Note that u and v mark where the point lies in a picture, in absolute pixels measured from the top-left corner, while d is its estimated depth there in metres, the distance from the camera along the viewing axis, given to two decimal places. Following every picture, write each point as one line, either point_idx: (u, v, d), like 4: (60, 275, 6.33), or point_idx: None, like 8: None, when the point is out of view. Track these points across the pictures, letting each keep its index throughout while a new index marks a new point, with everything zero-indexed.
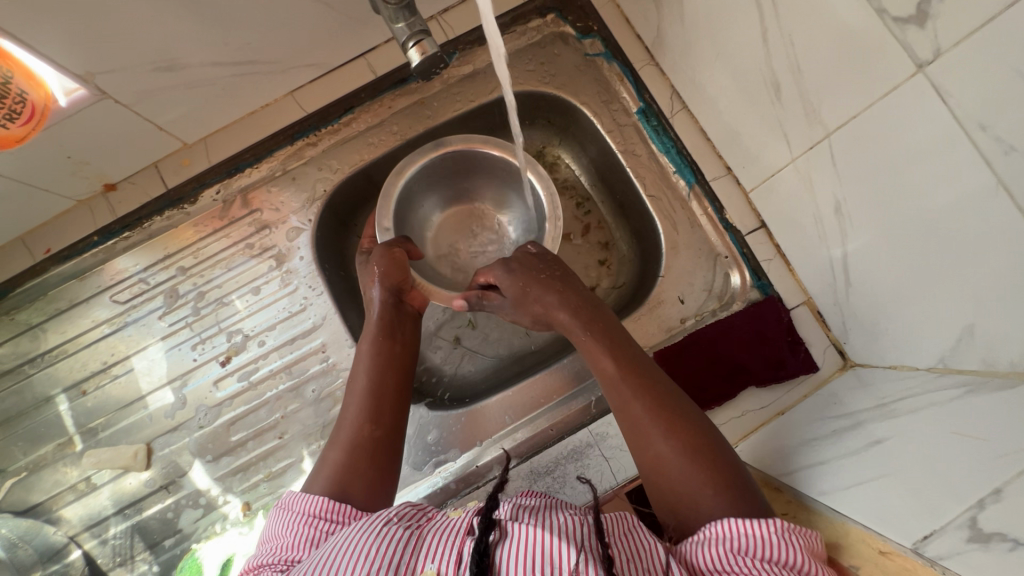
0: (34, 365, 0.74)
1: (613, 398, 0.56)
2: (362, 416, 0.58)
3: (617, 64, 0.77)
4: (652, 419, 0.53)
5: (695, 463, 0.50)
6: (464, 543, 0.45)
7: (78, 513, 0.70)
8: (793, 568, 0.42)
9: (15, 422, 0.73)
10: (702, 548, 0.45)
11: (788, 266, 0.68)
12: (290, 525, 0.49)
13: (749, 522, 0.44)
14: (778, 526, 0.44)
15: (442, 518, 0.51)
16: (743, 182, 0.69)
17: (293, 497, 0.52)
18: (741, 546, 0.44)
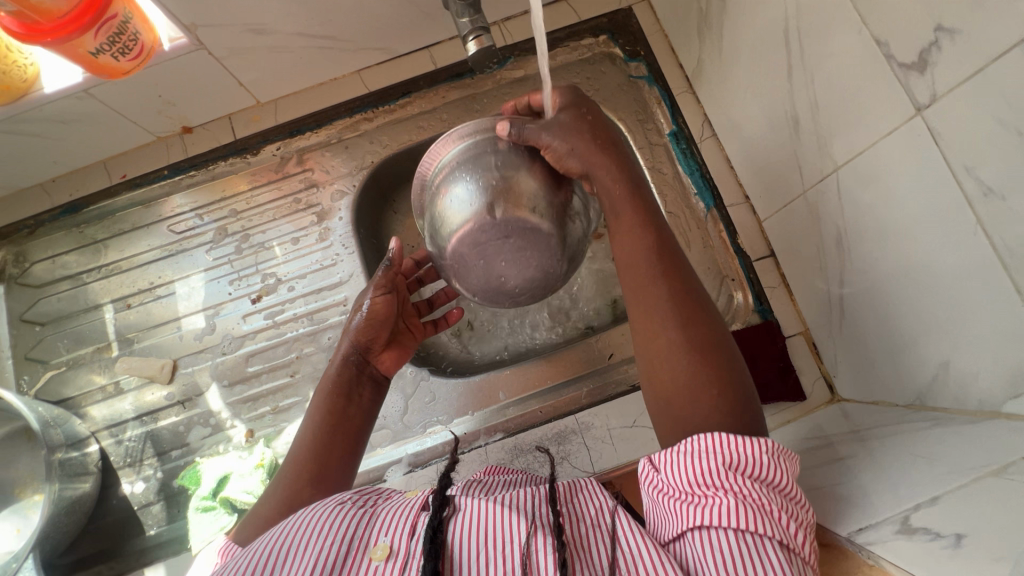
0: (90, 275, 0.82)
1: (637, 282, 0.52)
2: (303, 473, 0.55)
3: (657, 88, 0.83)
4: (679, 312, 0.50)
5: (704, 362, 0.47)
6: (418, 519, 0.47)
7: (102, 412, 0.77)
8: (774, 486, 0.42)
9: (62, 322, 0.81)
10: (688, 460, 0.43)
11: (790, 296, 0.72)
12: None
13: (751, 442, 0.42)
14: (770, 446, 0.43)
15: (398, 497, 0.52)
16: (758, 211, 0.74)
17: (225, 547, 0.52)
18: (731, 460, 0.42)
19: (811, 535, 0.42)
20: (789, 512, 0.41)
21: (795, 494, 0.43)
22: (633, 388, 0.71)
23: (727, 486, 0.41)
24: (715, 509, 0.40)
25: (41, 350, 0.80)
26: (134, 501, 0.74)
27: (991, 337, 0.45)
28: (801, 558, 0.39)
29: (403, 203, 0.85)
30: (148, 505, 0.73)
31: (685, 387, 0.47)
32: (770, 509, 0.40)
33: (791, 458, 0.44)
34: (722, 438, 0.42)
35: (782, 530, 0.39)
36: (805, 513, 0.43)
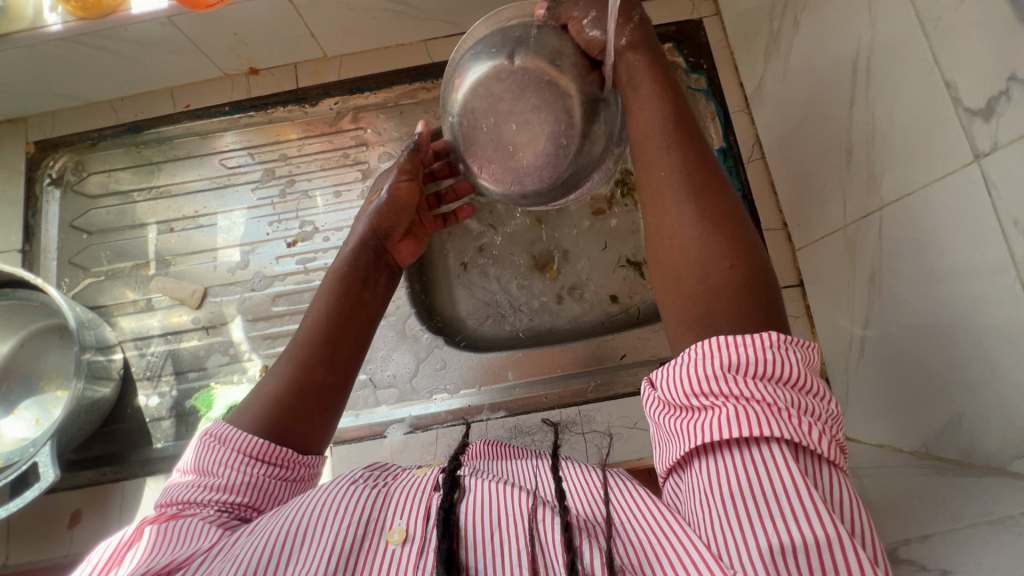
0: (141, 195, 0.85)
1: (654, 160, 0.51)
2: (312, 353, 0.57)
3: (714, 103, 0.83)
4: (695, 189, 0.49)
5: (717, 237, 0.46)
6: (431, 502, 0.48)
7: (131, 325, 0.80)
8: (787, 383, 0.40)
9: (108, 234, 0.84)
10: (687, 369, 0.42)
11: (811, 328, 0.72)
12: (224, 463, 0.52)
13: (749, 342, 0.41)
14: (775, 339, 0.41)
15: (407, 475, 0.53)
16: (794, 239, 0.74)
17: (224, 426, 0.53)
18: (734, 362, 0.41)
19: (830, 428, 0.41)
20: (800, 407, 0.40)
21: (812, 387, 0.41)
22: (640, 391, 0.72)
23: (733, 394, 0.40)
24: (719, 423, 0.40)
25: (84, 257, 0.83)
26: (147, 413, 0.77)
27: (1010, 395, 0.45)
28: (812, 458, 0.39)
29: None
30: (159, 420, 0.77)
31: (695, 264, 0.46)
32: (778, 410, 0.39)
33: (802, 347, 0.43)
34: (719, 341, 0.42)
35: (793, 428, 0.38)
36: (822, 405, 0.41)
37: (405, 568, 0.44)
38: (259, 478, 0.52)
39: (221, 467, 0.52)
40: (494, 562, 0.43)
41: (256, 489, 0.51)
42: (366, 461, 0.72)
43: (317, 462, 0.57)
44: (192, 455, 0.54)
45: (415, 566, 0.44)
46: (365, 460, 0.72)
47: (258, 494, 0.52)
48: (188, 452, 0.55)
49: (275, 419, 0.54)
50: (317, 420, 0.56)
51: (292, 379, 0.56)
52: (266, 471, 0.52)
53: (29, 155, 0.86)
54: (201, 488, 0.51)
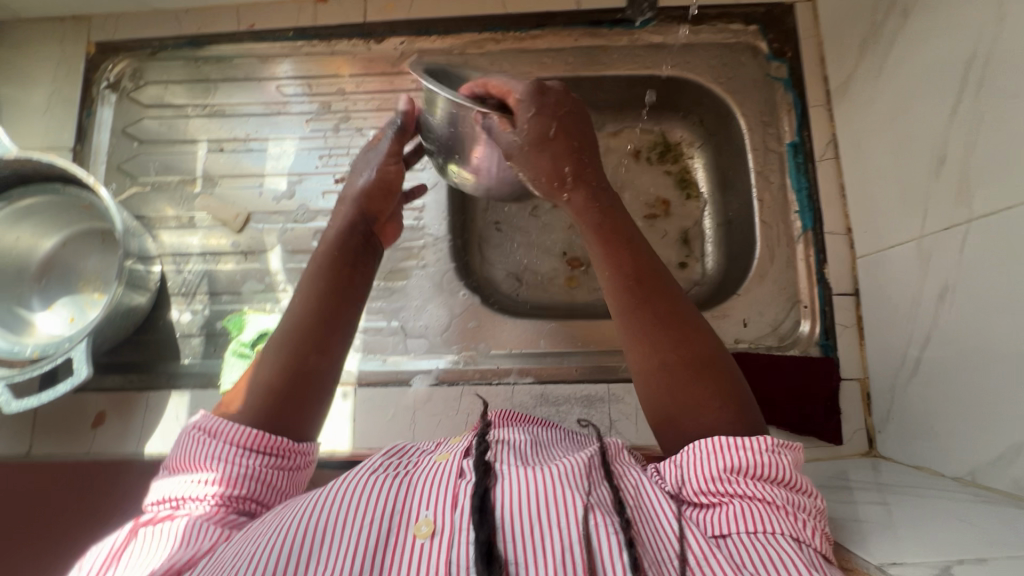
0: (195, 111, 0.84)
1: (628, 293, 0.55)
2: (299, 340, 0.57)
3: (792, 95, 0.79)
4: (668, 315, 0.54)
5: (700, 374, 0.51)
6: (460, 488, 0.46)
7: (172, 240, 0.80)
8: (781, 483, 0.46)
9: (158, 146, 0.83)
10: (693, 469, 0.47)
11: (860, 340, 0.70)
12: (216, 456, 0.51)
13: (748, 446, 0.46)
14: (770, 444, 0.47)
15: (428, 462, 0.52)
16: (857, 247, 0.71)
17: (211, 420, 0.52)
18: (736, 466, 0.46)
19: (818, 522, 0.46)
20: (793, 504, 0.45)
21: (801, 484, 0.47)
22: None
23: (737, 490, 0.45)
24: (732, 515, 0.44)
25: (133, 165, 0.83)
26: (178, 328, 0.77)
27: None
28: (814, 551, 0.43)
29: None
30: (190, 337, 0.77)
31: (690, 404, 0.51)
32: (779, 509, 0.44)
33: (790, 447, 0.49)
34: (721, 442, 0.47)
35: (792, 526, 0.44)
36: (810, 500, 0.47)
37: (435, 562, 0.42)
38: (256, 469, 0.51)
39: (213, 461, 0.50)
40: (536, 557, 0.42)
41: (253, 479, 0.51)
42: (387, 406, 0.71)
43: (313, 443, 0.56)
44: (179, 452, 0.53)
45: (447, 559, 0.42)
46: (387, 405, 0.71)
47: (258, 484, 0.51)
48: (177, 450, 0.54)
49: (260, 411, 0.53)
50: (312, 403, 0.56)
51: (272, 373, 0.55)
52: (261, 461, 0.51)
53: (89, 56, 0.85)
54: (196, 482, 0.50)
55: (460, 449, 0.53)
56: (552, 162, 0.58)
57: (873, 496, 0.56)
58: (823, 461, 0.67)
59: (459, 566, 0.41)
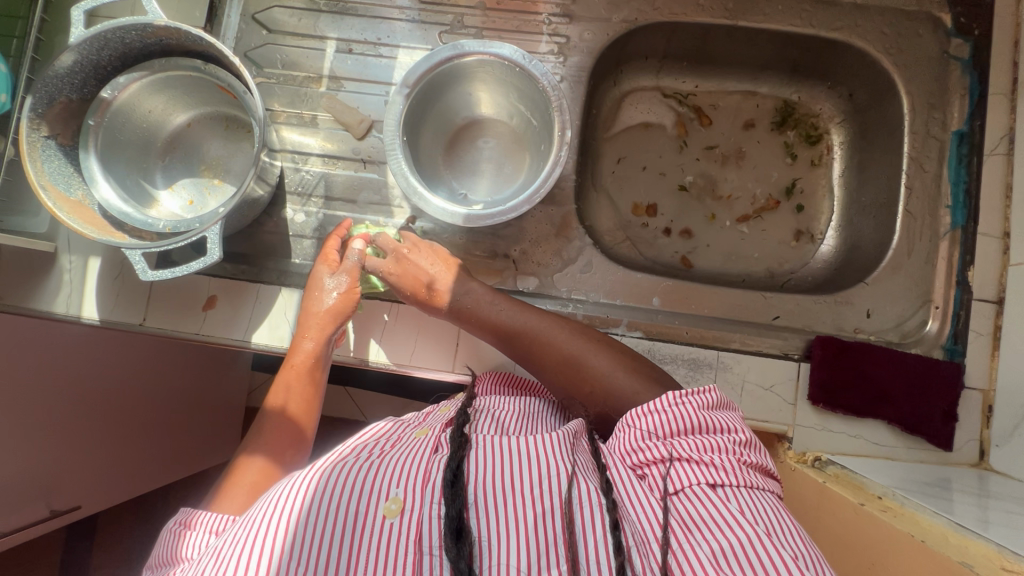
0: (326, 5, 0.81)
1: (545, 356, 0.64)
2: (279, 437, 0.62)
3: (970, 78, 0.72)
4: (577, 360, 0.63)
5: (577, 376, 0.63)
6: (430, 463, 0.49)
7: (293, 137, 0.79)
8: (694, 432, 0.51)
9: (284, 37, 0.80)
10: (622, 446, 0.52)
11: (993, 350, 0.66)
12: (196, 546, 0.50)
13: (649, 413, 0.53)
14: (671, 400, 0.53)
15: (407, 440, 0.54)
16: (1013, 253, 0.66)
17: (192, 510, 0.53)
18: (648, 430, 0.52)
19: (740, 455, 0.50)
20: (708, 446, 0.50)
21: (716, 425, 0.52)
22: (785, 356, 0.69)
23: (659, 451, 0.50)
24: (659, 476, 0.49)
25: (259, 54, 0.80)
26: (292, 228, 0.77)
27: None
28: (733, 488, 0.47)
29: (627, 77, 0.86)
30: (302, 237, 0.77)
31: (587, 399, 0.62)
32: (695, 457, 0.49)
33: (696, 394, 0.54)
34: (631, 417, 0.54)
35: (707, 470, 0.48)
36: (729, 436, 0.51)
37: (407, 536, 0.43)
38: None
39: (188, 549, 0.50)
40: (505, 532, 0.44)
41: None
42: None
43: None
44: (162, 549, 0.52)
45: (416, 533, 0.44)
46: None
47: None
48: (154, 555, 0.52)
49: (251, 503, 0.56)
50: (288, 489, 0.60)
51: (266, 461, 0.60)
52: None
53: None
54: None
55: (439, 424, 0.56)
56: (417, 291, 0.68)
57: (995, 506, 0.55)
58: (928, 464, 0.66)
59: (430, 540, 0.43)
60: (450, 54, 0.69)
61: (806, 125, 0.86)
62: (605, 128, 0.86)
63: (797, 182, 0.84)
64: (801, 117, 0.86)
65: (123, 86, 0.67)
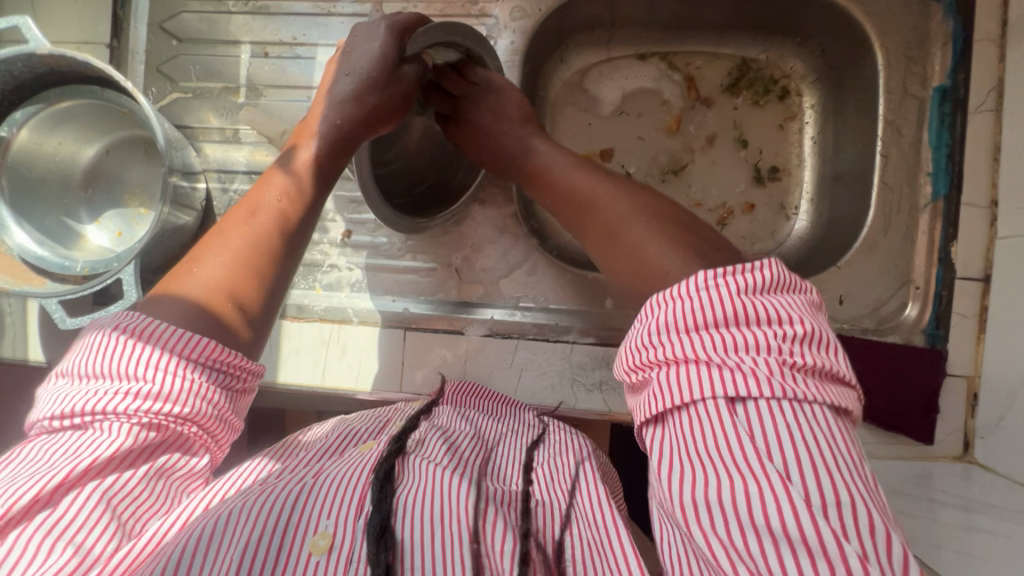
0: (237, 5, 0.74)
1: (603, 251, 0.50)
2: (237, 271, 0.45)
3: (953, 22, 0.63)
4: (636, 255, 0.47)
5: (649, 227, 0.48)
6: (365, 485, 0.43)
7: (217, 154, 0.74)
8: (729, 325, 0.38)
9: (197, 46, 0.75)
10: (630, 348, 0.42)
11: (979, 333, 0.60)
12: (156, 366, 0.40)
13: (674, 301, 0.39)
14: (704, 282, 0.39)
15: (348, 456, 0.49)
16: (1000, 224, 0.59)
17: (148, 320, 0.41)
18: (667, 323, 0.39)
19: (804, 342, 0.37)
20: (746, 345, 0.37)
21: (772, 304, 0.38)
22: None
23: (670, 354, 0.38)
24: (664, 383, 0.38)
25: (173, 67, 0.75)
26: None
27: None
28: (763, 398, 0.36)
29: (573, 52, 0.78)
30: None
31: (650, 271, 0.46)
32: (714, 362, 0.37)
33: (746, 269, 0.39)
34: (654, 304, 0.40)
35: (731, 377, 0.36)
36: (783, 325, 0.37)
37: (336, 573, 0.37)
38: (202, 388, 0.41)
39: (147, 368, 0.40)
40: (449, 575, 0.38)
41: (201, 400, 0.41)
42: (439, 353, 0.67)
43: (262, 371, 0.48)
44: (95, 351, 0.40)
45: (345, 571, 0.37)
46: (435, 351, 0.67)
47: (200, 408, 0.41)
48: (80, 344, 0.41)
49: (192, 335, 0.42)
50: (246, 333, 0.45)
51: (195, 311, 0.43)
52: (210, 378, 0.42)
53: None
54: (117, 393, 0.39)
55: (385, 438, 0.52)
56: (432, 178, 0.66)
57: None
58: (908, 460, 0.61)
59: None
60: (417, 74, 0.57)
61: (765, 85, 0.77)
62: (551, 112, 0.78)
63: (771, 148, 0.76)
64: (756, 75, 0.77)
65: (21, 123, 0.64)
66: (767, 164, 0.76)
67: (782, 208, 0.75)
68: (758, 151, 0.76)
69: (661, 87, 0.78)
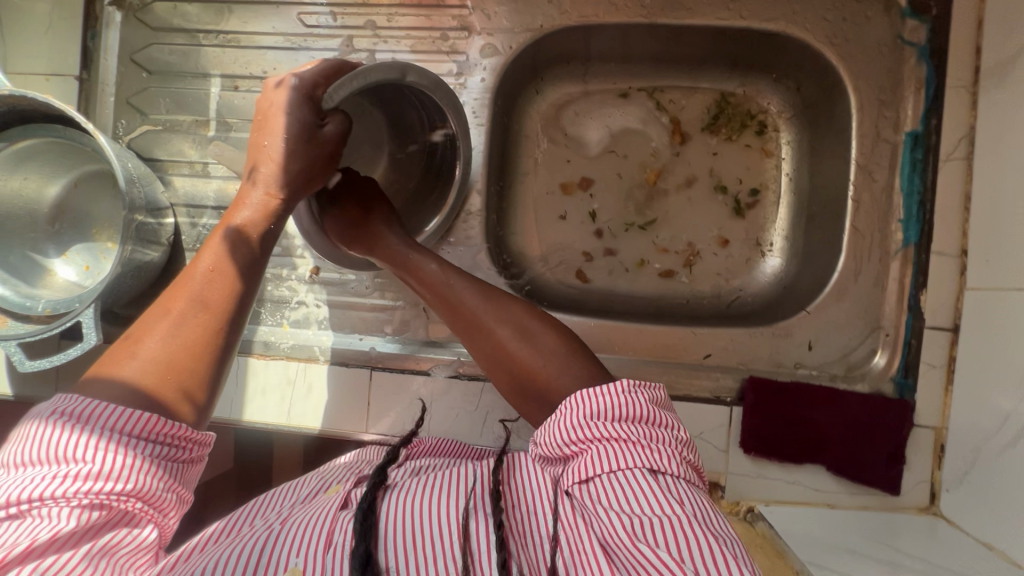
0: (207, 38, 0.74)
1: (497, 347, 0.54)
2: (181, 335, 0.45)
3: (926, 67, 0.63)
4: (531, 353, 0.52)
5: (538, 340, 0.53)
6: (337, 520, 0.44)
7: (186, 188, 0.74)
8: (641, 420, 0.44)
9: (166, 78, 0.74)
10: (559, 422, 0.46)
11: (947, 384, 0.60)
12: (98, 445, 0.40)
13: (605, 392, 0.45)
14: (626, 386, 0.46)
15: (319, 499, 0.49)
16: (969, 274, 0.59)
17: (86, 400, 0.41)
18: (595, 412, 0.45)
19: (682, 453, 0.44)
20: (651, 438, 0.44)
21: (663, 419, 0.46)
22: (717, 400, 0.64)
23: (595, 436, 0.44)
24: (596, 455, 0.43)
25: (143, 99, 0.74)
26: None
27: None
28: (673, 476, 0.42)
29: (549, 85, 0.77)
30: None
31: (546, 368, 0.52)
32: (632, 443, 0.43)
33: (645, 387, 0.47)
34: (582, 394, 0.46)
35: (648, 455, 0.42)
36: (671, 434, 0.45)
37: None
38: (148, 463, 0.41)
39: (88, 450, 0.40)
40: None
41: (146, 476, 0.41)
42: (404, 394, 0.66)
43: (211, 441, 0.47)
44: (32, 441, 0.40)
45: None
46: (400, 393, 0.66)
47: (145, 484, 0.41)
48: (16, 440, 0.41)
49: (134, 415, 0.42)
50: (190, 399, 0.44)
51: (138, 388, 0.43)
52: (153, 452, 0.42)
53: None
54: (53, 478, 0.39)
55: (350, 481, 0.51)
56: (355, 233, 0.61)
57: None
58: (874, 512, 0.60)
59: None
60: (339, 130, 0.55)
61: (742, 120, 0.75)
62: (525, 146, 0.77)
63: (745, 184, 0.74)
64: (734, 111, 0.75)
65: None
66: (740, 197, 0.74)
67: (755, 245, 0.74)
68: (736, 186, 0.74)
69: (648, 129, 0.76)
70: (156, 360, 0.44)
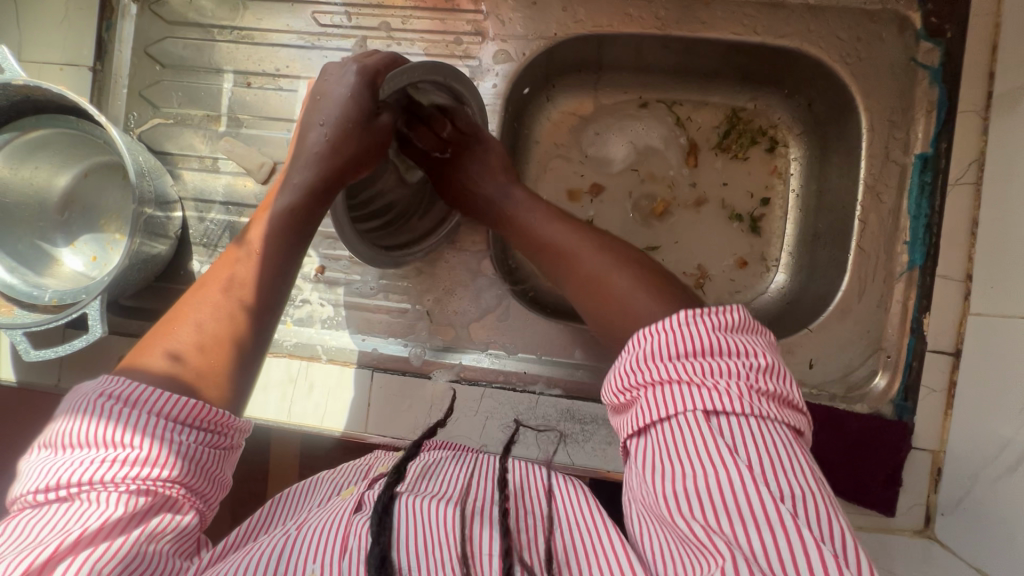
0: (222, 33, 0.74)
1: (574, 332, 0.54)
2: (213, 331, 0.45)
3: (938, 90, 0.63)
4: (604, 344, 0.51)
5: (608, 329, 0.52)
6: (352, 524, 0.41)
7: (195, 182, 0.74)
8: (707, 355, 0.40)
9: (179, 72, 0.74)
10: (618, 369, 0.44)
11: (946, 408, 0.60)
12: (144, 430, 0.40)
13: (660, 330, 0.42)
14: (686, 318, 0.42)
15: (330, 504, 0.47)
16: (973, 299, 0.59)
17: (131, 384, 0.41)
18: (655, 352, 0.42)
19: (762, 380, 0.40)
20: (718, 372, 0.40)
21: (738, 345, 0.41)
22: None
23: (655, 378, 0.41)
24: (653, 398, 0.40)
25: (155, 92, 0.74)
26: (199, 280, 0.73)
27: None
28: (741, 417, 0.38)
29: (560, 93, 0.77)
30: None
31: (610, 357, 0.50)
32: (696, 383, 0.39)
33: (717, 311, 0.43)
34: (640, 337, 0.43)
35: (712, 395, 0.39)
36: (748, 362, 0.41)
37: None
38: (190, 449, 0.42)
39: (131, 437, 0.40)
40: None
41: (189, 461, 0.42)
42: (405, 397, 0.66)
43: (248, 427, 0.48)
44: (75, 426, 0.40)
45: None
46: (400, 395, 0.67)
47: (185, 470, 0.41)
48: (57, 426, 0.41)
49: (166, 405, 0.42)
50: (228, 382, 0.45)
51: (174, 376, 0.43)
52: (196, 439, 0.42)
53: None
54: (100, 464, 0.39)
55: (364, 485, 0.49)
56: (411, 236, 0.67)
57: None
58: (870, 533, 0.60)
59: None
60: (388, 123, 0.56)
61: (752, 135, 0.75)
62: (534, 152, 0.77)
63: (754, 200, 0.74)
64: (745, 127, 0.75)
65: None
66: (747, 215, 0.74)
67: (761, 261, 0.74)
68: (744, 202, 0.74)
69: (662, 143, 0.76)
70: (201, 338, 0.45)
